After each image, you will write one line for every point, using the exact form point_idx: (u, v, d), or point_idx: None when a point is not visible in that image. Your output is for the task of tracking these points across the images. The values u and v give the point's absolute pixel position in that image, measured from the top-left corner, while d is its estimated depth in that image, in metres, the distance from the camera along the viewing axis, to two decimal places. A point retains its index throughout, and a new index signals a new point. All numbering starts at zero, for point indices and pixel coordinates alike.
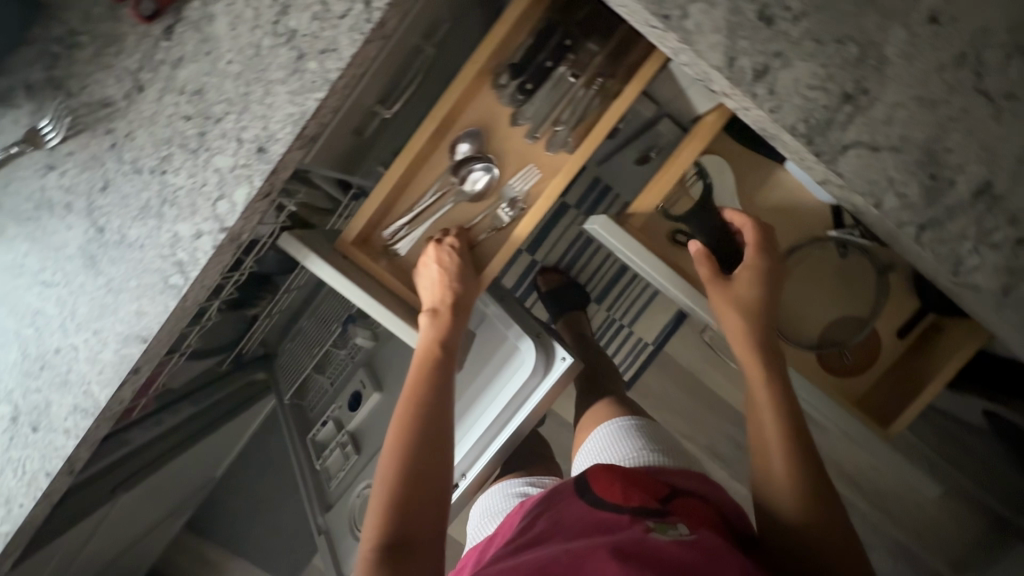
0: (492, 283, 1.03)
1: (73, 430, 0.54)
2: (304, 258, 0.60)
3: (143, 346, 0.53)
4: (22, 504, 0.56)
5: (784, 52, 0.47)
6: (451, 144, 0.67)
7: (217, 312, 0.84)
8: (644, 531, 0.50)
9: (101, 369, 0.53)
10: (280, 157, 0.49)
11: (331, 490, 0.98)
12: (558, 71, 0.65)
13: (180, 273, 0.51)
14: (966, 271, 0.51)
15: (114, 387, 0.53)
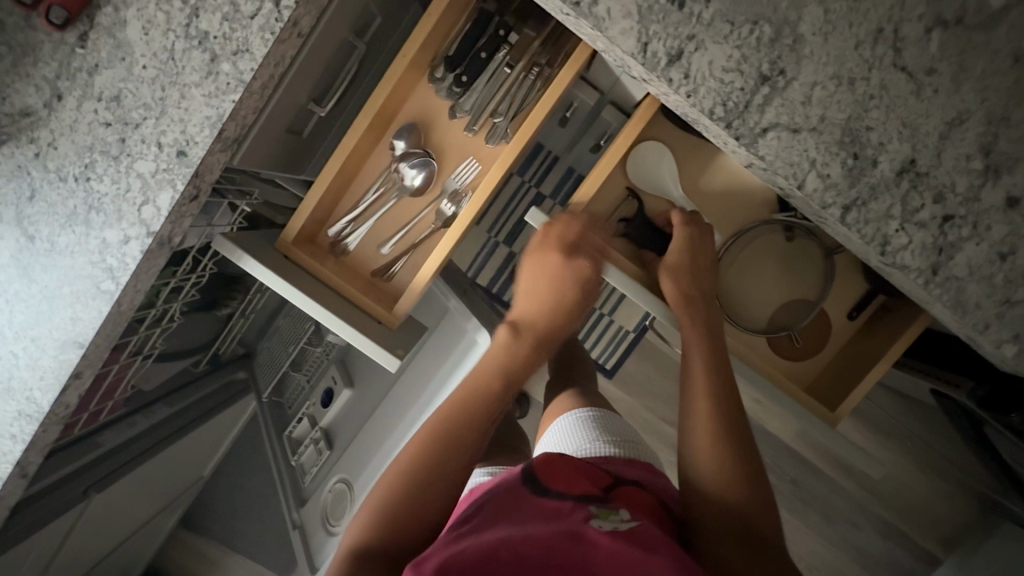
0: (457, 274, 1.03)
1: (19, 435, 0.56)
2: (238, 259, 0.60)
3: (80, 352, 0.54)
4: None
5: (698, 35, 0.47)
6: (391, 140, 0.67)
7: (180, 315, 0.86)
8: (584, 520, 0.48)
9: (41, 376, 0.54)
10: (200, 160, 0.50)
11: (306, 485, 1.00)
12: (494, 60, 0.64)
13: (111, 278, 0.53)
14: (894, 250, 0.50)
15: (55, 392, 0.55)
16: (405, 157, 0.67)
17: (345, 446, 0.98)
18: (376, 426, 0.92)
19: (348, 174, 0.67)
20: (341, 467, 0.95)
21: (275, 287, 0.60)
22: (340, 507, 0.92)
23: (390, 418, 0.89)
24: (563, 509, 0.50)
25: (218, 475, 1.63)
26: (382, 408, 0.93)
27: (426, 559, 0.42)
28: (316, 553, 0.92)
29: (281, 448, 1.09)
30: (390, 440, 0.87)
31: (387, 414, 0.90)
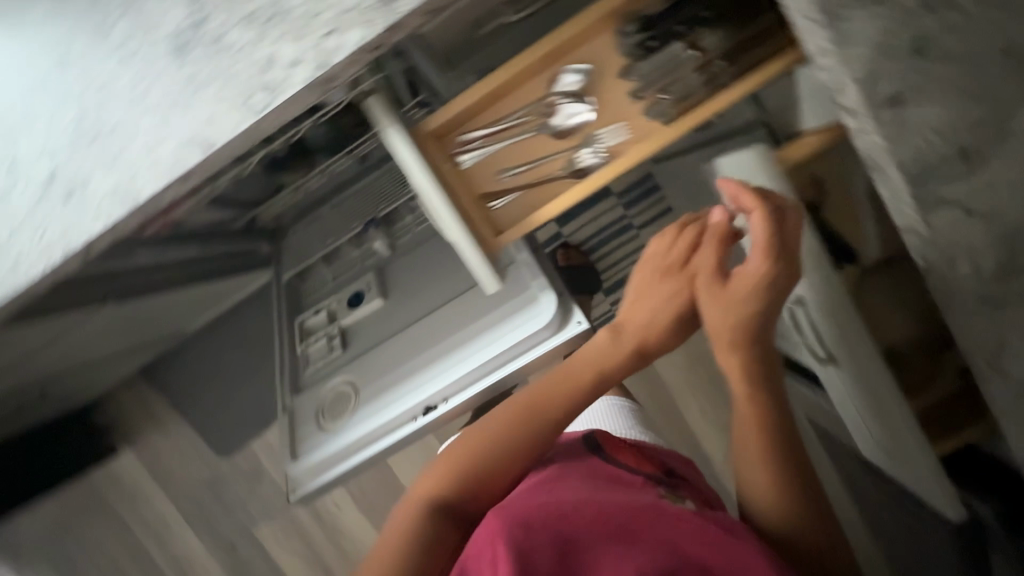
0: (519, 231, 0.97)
1: (103, 213, 0.52)
2: (385, 127, 0.56)
3: (203, 155, 0.51)
4: (28, 271, 0.54)
5: (924, 87, 0.47)
6: (560, 71, 0.65)
7: (256, 164, 0.83)
8: (656, 497, 0.59)
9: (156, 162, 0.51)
10: (404, 13, 0.47)
11: (306, 375, 0.99)
12: (683, 40, 0.64)
13: (266, 94, 0.50)
14: (1009, 354, 0.54)
15: (160, 185, 0.51)
16: (569, 93, 0.66)
17: (360, 352, 0.97)
18: (402, 345, 0.91)
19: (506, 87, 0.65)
20: (353, 370, 0.94)
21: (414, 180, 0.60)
22: (342, 406, 0.91)
23: (422, 342, 0.89)
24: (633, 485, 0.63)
25: (193, 338, 1.60)
26: (412, 329, 0.92)
27: (508, 503, 0.56)
28: (300, 444, 0.90)
29: (290, 332, 1.07)
30: (418, 363, 0.88)
31: (419, 337, 0.90)
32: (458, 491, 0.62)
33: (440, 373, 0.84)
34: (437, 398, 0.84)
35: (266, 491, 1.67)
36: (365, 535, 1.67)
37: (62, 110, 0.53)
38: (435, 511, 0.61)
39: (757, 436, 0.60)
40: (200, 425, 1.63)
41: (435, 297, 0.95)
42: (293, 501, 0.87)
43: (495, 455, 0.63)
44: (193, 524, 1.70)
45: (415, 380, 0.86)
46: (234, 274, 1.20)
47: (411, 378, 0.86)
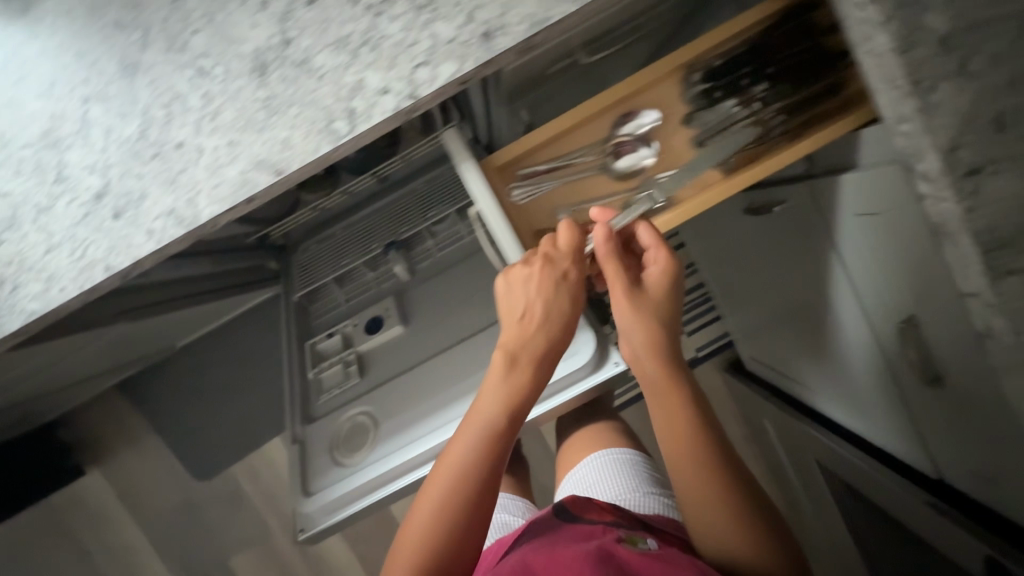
0: None
1: (156, 233, 0.48)
2: (461, 159, 0.54)
3: (272, 179, 0.48)
4: (62, 288, 0.49)
5: (1001, 162, 0.49)
6: (630, 113, 0.66)
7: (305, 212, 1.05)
8: (616, 539, 0.62)
9: (191, 187, 0.48)
10: (502, 51, 0.46)
11: (319, 404, 0.93)
12: (724, 102, 0.64)
13: (359, 118, 0.47)
14: None
15: (223, 207, 0.48)
16: (638, 132, 0.65)
17: (382, 379, 0.92)
18: (422, 388, 0.87)
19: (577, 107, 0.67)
20: (377, 399, 0.89)
21: (477, 202, 0.56)
22: (364, 438, 0.86)
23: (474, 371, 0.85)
24: (596, 533, 0.63)
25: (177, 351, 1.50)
26: (468, 352, 0.88)
27: None
28: (316, 477, 0.83)
29: (300, 357, 1.01)
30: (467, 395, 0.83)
31: (475, 358, 0.87)
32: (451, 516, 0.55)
33: None
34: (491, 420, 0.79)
35: (241, 517, 1.56)
36: (350, 567, 1.58)
37: (120, 121, 0.47)
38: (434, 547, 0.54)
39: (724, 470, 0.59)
40: (176, 446, 1.51)
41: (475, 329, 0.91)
42: (302, 541, 0.79)
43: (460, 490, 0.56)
44: (160, 552, 1.57)
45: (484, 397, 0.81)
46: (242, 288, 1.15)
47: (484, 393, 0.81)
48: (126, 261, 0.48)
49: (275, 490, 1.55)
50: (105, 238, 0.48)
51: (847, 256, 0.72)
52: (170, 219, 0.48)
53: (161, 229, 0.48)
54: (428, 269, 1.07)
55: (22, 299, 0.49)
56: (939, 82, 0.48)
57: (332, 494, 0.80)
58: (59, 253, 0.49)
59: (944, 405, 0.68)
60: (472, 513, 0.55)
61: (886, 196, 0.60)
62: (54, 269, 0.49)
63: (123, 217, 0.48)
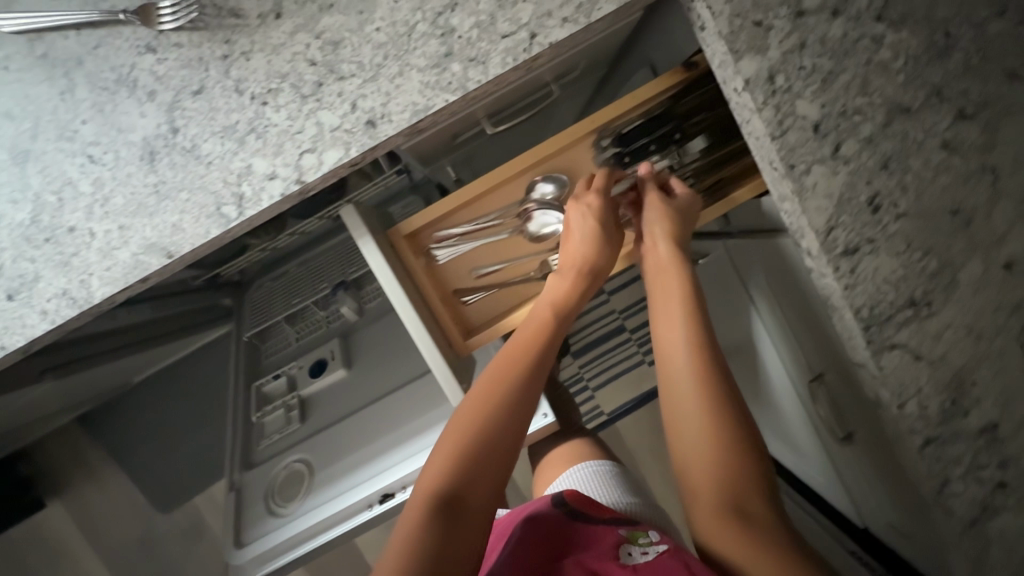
0: None
1: (50, 314, 0.49)
2: (359, 236, 0.55)
3: (164, 261, 0.49)
4: None
5: (875, 240, 0.51)
6: (541, 177, 0.67)
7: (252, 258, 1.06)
8: (617, 542, 0.56)
9: (82, 269, 0.49)
10: (386, 138, 0.48)
11: (259, 450, 0.93)
12: (634, 167, 0.68)
13: (246, 202, 0.48)
14: (1000, 492, 0.52)
15: (115, 289, 0.49)
16: (547, 197, 0.67)
17: (321, 425, 0.92)
18: (360, 436, 0.88)
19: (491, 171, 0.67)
20: (313, 446, 0.89)
21: (381, 280, 0.56)
22: (298, 487, 0.86)
23: (411, 419, 0.86)
24: (596, 534, 0.58)
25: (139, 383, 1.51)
26: (404, 401, 0.89)
27: None
28: (248, 528, 0.83)
29: (244, 399, 1.01)
30: (403, 443, 0.84)
31: (411, 407, 0.87)
32: (469, 466, 0.52)
33: (398, 470, 0.81)
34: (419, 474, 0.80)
35: (204, 549, 1.56)
36: None
37: (15, 206, 0.49)
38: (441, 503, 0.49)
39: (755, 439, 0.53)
40: (138, 478, 1.51)
41: (414, 374, 0.92)
42: None
43: (489, 421, 0.55)
44: None
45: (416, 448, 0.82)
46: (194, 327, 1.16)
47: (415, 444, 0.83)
48: (20, 341, 0.49)
49: None
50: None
51: (762, 311, 0.73)
52: (61, 301, 0.49)
53: (53, 310, 0.49)
54: (376, 310, 1.08)
55: None
56: (812, 166, 0.50)
57: (263, 545, 0.80)
58: None
59: (857, 459, 0.70)
60: (500, 432, 0.55)
61: (783, 261, 0.62)
62: None
63: (15, 298, 0.49)
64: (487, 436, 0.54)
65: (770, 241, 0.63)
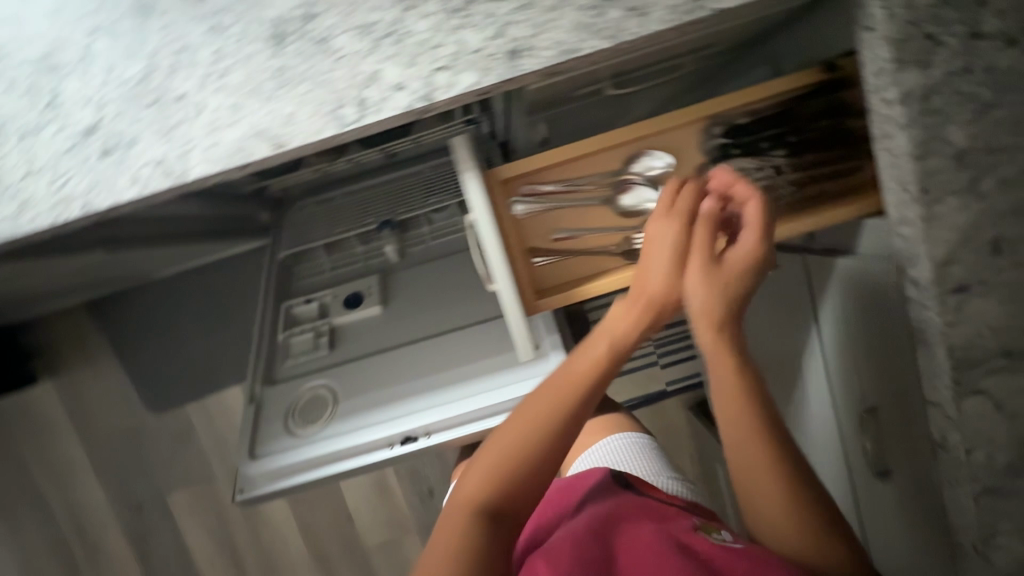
0: None
1: (141, 181, 0.47)
2: (465, 169, 0.53)
3: (269, 151, 0.47)
4: (36, 218, 0.48)
5: (987, 283, 0.50)
6: (642, 152, 0.66)
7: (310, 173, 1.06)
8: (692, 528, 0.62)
9: (182, 143, 0.47)
10: (525, 72, 0.46)
11: (282, 368, 0.93)
12: (738, 161, 0.66)
13: (368, 111, 0.46)
14: None
15: (214, 169, 0.47)
16: (648, 174, 0.66)
17: (349, 357, 0.92)
18: (389, 372, 0.87)
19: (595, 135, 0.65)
20: (338, 376, 0.89)
21: (477, 219, 0.54)
22: (319, 411, 0.85)
23: (444, 367, 0.85)
24: (670, 515, 0.65)
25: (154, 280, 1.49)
26: (440, 350, 0.87)
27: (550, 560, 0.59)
28: (263, 441, 0.83)
29: (272, 316, 1.00)
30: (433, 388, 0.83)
31: (446, 357, 0.86)
32: (509, 489, 0.56)
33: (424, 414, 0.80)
34: (441, 423, 0.79)
35: (190, 455, 1.56)
36: (286, 525, 1.61)
37: (125, 61, 0.46)
38: (483, 518, 0.54)
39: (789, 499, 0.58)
40: (138, 373, 1.51)
41: (451, 326, 0.91)
42: (238, 502, 0.80)
43: (533, 450, 0.56)
44: (100, 474, 1.57)
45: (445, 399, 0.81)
46: (230, 235, 1.14)
47: (445, 394, 0.81)
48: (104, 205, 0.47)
49: (226, 436, 1.56)
50: (84, 175, 0.47)
51: (823, 330, 0.73)
52: (155, 169, 0.47)
53: (145, 179, 0.47)
54: (418, 255, 1.07)
55: None
56: (945, 195, 0.49)
57: (278, 460, 0.80)
58: (36, 181, 0.47)
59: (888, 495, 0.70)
60: (550, 447, 0.56)
61: (870, 287, 0.61)
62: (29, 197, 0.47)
63: (106, 159, 0.47)
64: (526, 461, 0.56)
65: (862, 259, 0.62)
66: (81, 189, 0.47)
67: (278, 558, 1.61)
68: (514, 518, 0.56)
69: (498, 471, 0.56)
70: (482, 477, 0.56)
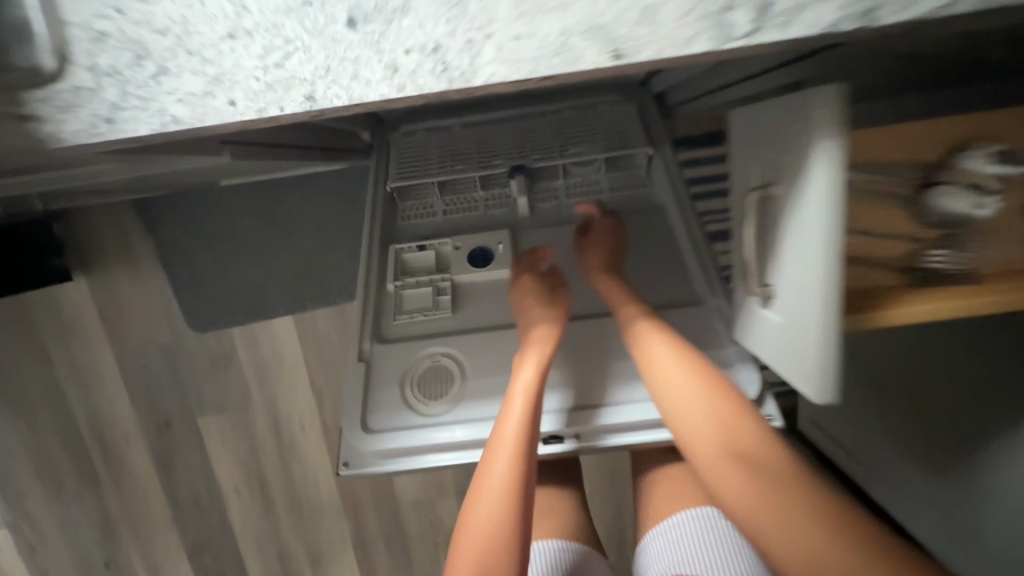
0: (684, 269, 0.81)
1: (402, 74, 0.32)
2: (826, 153, 0.38)
3: (601, 59, 0.31)
4: (234, 102, 0.32)
5: None
6: (982, 147, 0.49)
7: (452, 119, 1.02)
8: None
9: (482, 22, 0.30)
10: None
11: (395, 324, 0.79)
12: None
13: (768, 26, 0.31)
14: None
15: (513, 74, 0.31)
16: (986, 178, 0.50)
17: (477, 326, 0.79)
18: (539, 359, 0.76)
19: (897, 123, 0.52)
20: (465, 348, 0.76)
21: (813, 225, 0.40)
22: (444, 386, 0.73)
23: (600, 360, 0.74)
24: None
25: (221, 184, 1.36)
26: (601, 341, 0.76)
27: None
28: (377, 412, 0.70)
29: (380, 259, 0.86)
30: (587, 385, 0.73)
31: (609, 350, 0.75)
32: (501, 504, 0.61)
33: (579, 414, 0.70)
34: (611, 426, 0.69)
35: (228, 382, 1.44)
36: (319, 467, 1.51)
37: None
38: (491, 522, 0.61)
39: (756, 476, 0.60)
40: (183, 285, 1.37)
41: (598, 311, 0.80)
42: (342, 474, 0.68)
43: (507, 456, 0.62)
44: (128, 386, 1.45)
45: (617, 399, 0.71)
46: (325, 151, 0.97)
47: (614, 394, 0.71)
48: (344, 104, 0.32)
49: (269, 366, 1.42)
50: (317, 51, 0.31)
51: None
52: (426, 59, 0.31)
53: (412, 75, 0.31)
54: (551, 213, 0.91)
55: (164, 93, 0.32)
56: None
57: (396, 440, 0.68)
58: (241, 46, 0.31)
59: None
60: (515, 459, 0.62)
61: None
62: (228, 69, 0.31)
63: (355, 30, 0.31)
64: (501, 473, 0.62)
65: None
66: (310, 69, 0.32)
67: (307, 498, 1.53)
68: (507, 512, 0.61)
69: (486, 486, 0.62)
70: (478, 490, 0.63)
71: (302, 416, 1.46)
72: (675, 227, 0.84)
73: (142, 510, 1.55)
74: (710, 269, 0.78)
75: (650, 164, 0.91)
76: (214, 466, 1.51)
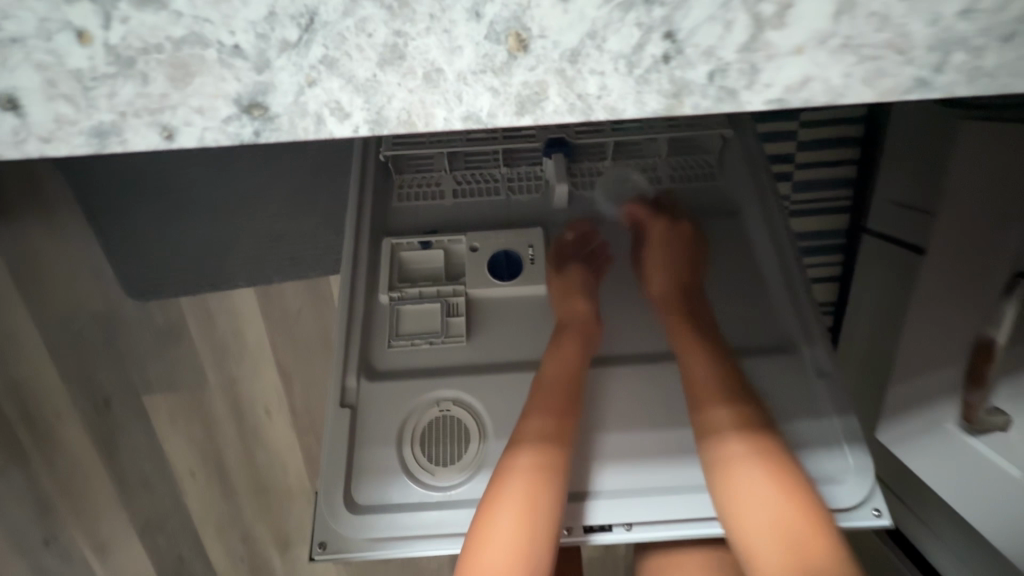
0: (763, 297, 0.64)
1: None
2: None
3: None
4: None
5: None
6: None
7: (447, 165, 0.70)
8: None
9: (716, 19, 0.28)
10: None
11: (390, 354, 0.59)
12: None
13: (909, 67, 0.29)
14: None
15: None
16: None
17: (496, 363, 0.59)
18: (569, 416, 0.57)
19: (1013, 171, 0.56)
20: (486, 395, 0.57)
21: None
22: (455, 448, 0.55)
23: (655, 423, 0.56)
24: None
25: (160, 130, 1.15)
26: (594, 397, 0.58)
27: None
28: (364, 480, 0.53)
29: (371, 255, 0.65)
30: (636, 457, 0.54)
31: (602, 414, 0.57)
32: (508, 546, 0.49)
33: (633, 499, 0.52)
34: (672, 514, 0.52)
35: (178, 359, 1.24)
36: (287, 453, 1.33)
37: None
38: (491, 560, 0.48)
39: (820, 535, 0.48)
40: (119, 245, 1.14)
41: (637, 354, 0.61)
42: (317, 560, 0.50)
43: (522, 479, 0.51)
44: (55, 360, 1.21)
45: (586, 483, 0.53)
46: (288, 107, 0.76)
47: (591, 473, 0.54)
48: (495, 118, 0.30)
49: (228, 343, 1.23)
50: (451, 42, 0.28)
51: None
52: None
53: (601, 94, 0.30)
54: (594, 206, 0.70)
55: None
56: None
57: (392, 520, 0.51)
58: None
59: None
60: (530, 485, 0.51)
61: None
62: None
63: (514, 22, 0.28)
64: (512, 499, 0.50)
65: None
66: None
67: (272, 487, 1.34)
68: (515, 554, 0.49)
69: (494, 516, 0.50)
70: (480, 524, 0.50)
71: (267, 398, 1.27)
72: (760, 250, 0.66)
73: (82, 492, 1.30)
74: (809, 310, 0.61)
75: (722, 153, 0.71)
76: (165, 452, 1.31)
